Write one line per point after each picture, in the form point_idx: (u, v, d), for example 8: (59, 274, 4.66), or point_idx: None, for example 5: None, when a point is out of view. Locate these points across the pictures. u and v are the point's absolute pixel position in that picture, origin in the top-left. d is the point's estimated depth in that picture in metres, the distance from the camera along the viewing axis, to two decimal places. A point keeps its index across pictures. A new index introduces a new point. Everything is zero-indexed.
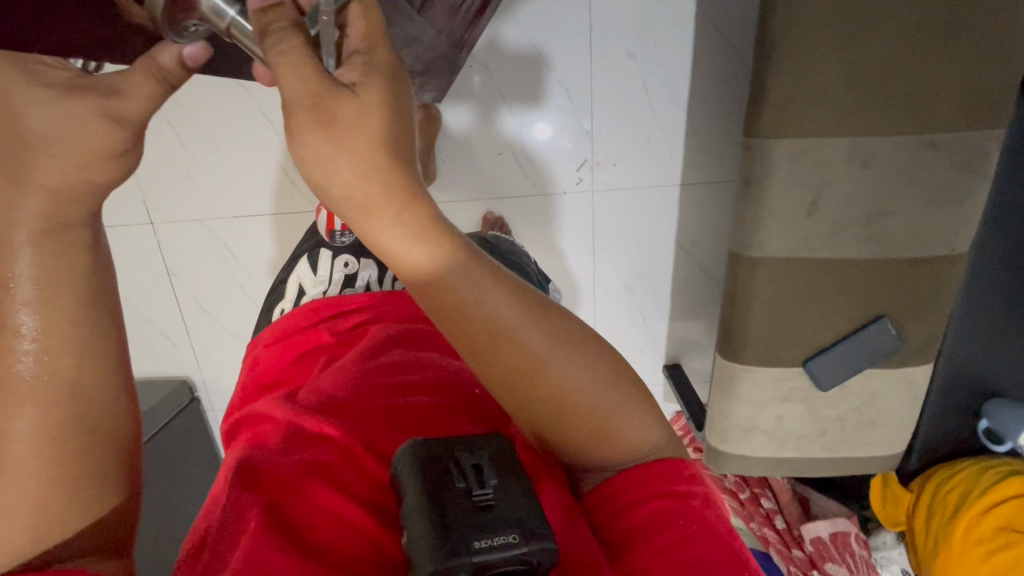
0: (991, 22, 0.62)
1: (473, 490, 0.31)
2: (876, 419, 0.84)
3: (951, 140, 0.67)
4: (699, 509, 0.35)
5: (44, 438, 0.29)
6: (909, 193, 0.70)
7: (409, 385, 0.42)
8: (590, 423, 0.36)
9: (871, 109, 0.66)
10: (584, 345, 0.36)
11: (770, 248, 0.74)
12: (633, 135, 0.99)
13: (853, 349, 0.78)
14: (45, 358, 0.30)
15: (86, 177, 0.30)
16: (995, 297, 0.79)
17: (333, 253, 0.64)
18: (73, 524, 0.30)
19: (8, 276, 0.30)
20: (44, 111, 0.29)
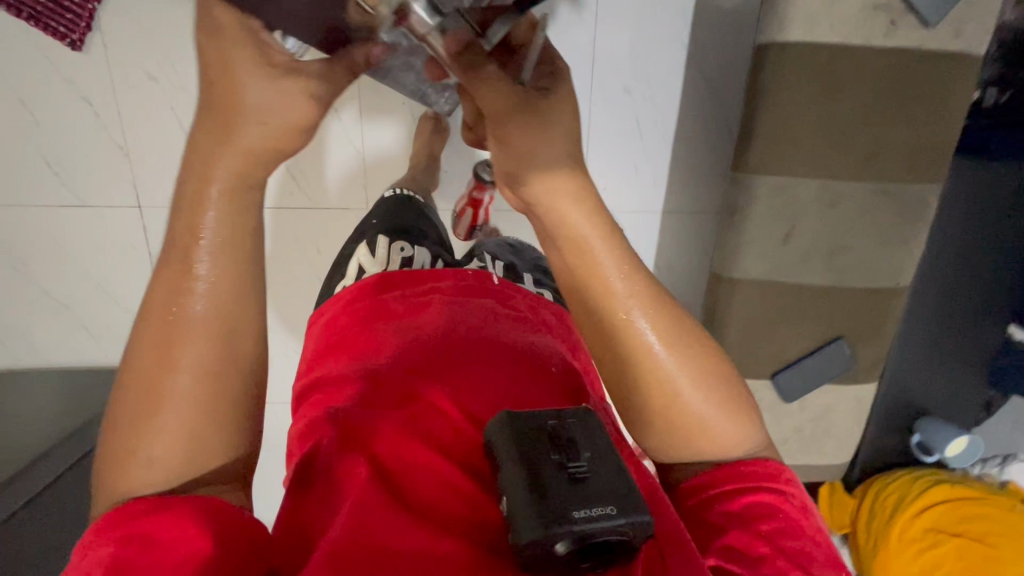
0: (934, 95, 0.75)
1: (569, 464, 0.36)
2: (829, 431, 0.94)
3: (900, 190, 0.79)
4: (796, 509, 0.39)
5: (202, 375, 0.37)
6: (865, 232, 0.81)
7: (490, 355, 0.46)
8: (695, 407, 0.41)
9: (837, 157, 0.77)
10: (696, 340, 0.42)
11: (749, 271, 0.83)
12: (623, 163, 1.08)
13: (812, 365, 0.88)
14: (211, 303, 0.38)
15: (280, 147, 0.35)
16: (928, 327, 0.91)
17: (391, 240, 0.68)
18: (216, 445, 0.38)
19: (197, 228, 0.37)
20: (265, 87, 0.33)
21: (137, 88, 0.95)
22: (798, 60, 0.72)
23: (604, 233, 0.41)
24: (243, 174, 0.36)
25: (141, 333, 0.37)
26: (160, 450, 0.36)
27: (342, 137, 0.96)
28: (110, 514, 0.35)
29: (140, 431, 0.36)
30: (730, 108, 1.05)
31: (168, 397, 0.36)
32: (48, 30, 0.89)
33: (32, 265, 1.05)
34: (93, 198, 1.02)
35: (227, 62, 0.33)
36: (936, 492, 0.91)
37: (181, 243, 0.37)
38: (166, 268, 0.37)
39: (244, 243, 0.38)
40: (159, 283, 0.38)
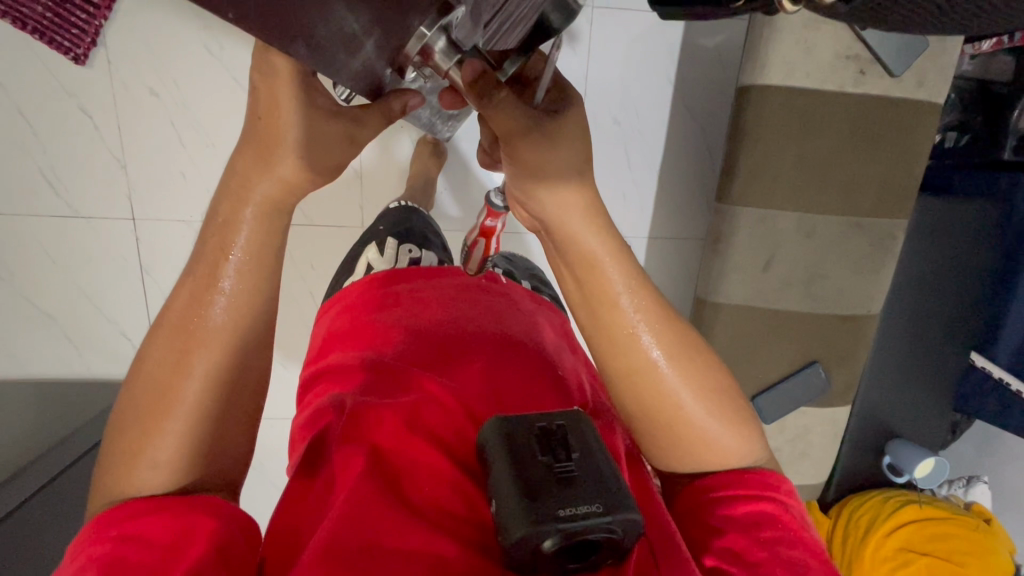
0: (900, 137, 0.81)
1: (558, 464, 0.38)
2: (806, 451, 0.98)
3: (871, 223, 0.84)
4: (793, 519, 0.42)
5: (211, 387, 0.39)
6: (840, 262, 0.86)
7: (488, 363, 0.49)
8: (694, 423, 0.44)
9: (813, 191, 0.83)
10: (694, 356, 0.45)
11: (731, 297, 0.88)
12: (612, 190, 1.13)
13: (791, 387, 0.92)
14: (232, 314, 0.40)
15: (311, 180, 0.39)
16: (897, 353, 0.97)
17: (399, 241, 0.74)
18: (209, 461, 0.39)
19: (228, 246, 0.39)
20: (305, 125, 0.37)
21: (138, 103, 0.96)
22: (778, 101, 0.78)
23: (618, 255, 0.43)
24: (276, 200, 0.39)
25: (158, 341, 0.39)
26: (168, 451, 0.38)
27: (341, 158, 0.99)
28: (113, 510, 0.36)
29: (142, 440, 0.37)
30: (714, 141, 1.11)
31: (177, 408, 0.38)
32: (53, 44, 0.90)
33: (19, 273, 1.04)
34: (87, 208, 1.02)
35: (271, 101, 0.36)
36: (907, 512, 0.95)
37: (211, 258, 0.39)
38: (190, 280, 0.40)
39: (269, 263, 0.40)
40: (183, 291, 0.40)
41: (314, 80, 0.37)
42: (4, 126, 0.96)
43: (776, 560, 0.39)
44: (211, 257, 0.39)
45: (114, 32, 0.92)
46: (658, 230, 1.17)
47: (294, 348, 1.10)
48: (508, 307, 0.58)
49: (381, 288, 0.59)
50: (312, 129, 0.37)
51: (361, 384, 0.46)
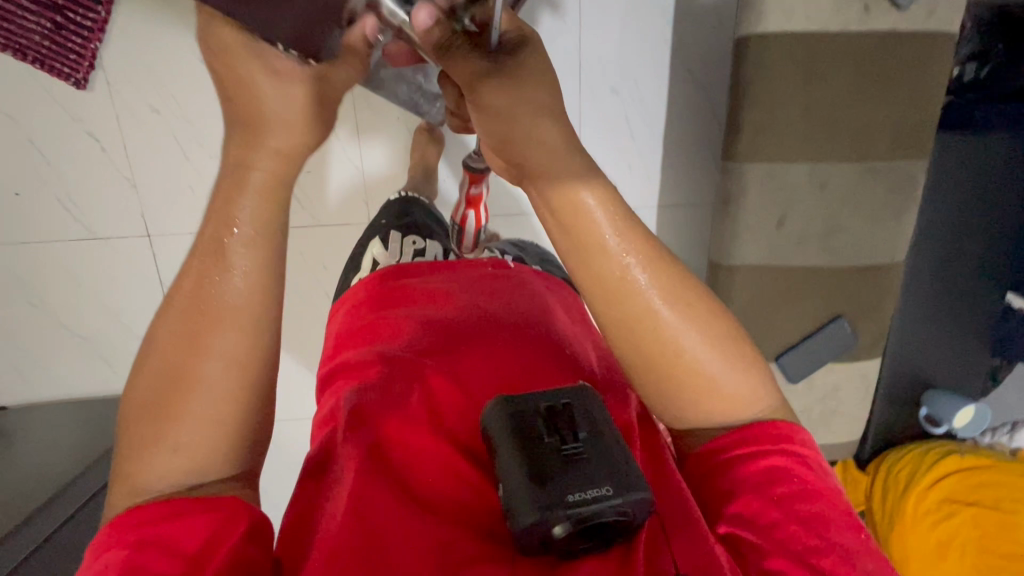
0: (914, 74, 0.77)
1: (565, 447, 0.38)
2: (838, 409, 0.96)
3: (888, 168, 0.81)
4: (810, 473, 0.41)
5: (231, 367, 0.39)
6: (857, 212, 0.83)
7: (493, 348, 0.49)
8: (699, 374, 0.43)
9: (824, 140, 0.79)
10: (693, 303, 0.43)
11: (746, 257, 0.85)
12: (616, 161, 1.11)
13: (817, 344, 0.89)
14: (247, 290, 0.40)
15: (304, 144, 0.39)
16: (927, 301, 0.93)
17: (402, 234, 0.75)
18: (229, 444, 0.40)
19: (232, 221, 0.39)
20: (278, 90, 0.36)
21: (141, 121, 0.98)
22: (779, 49, 0.75)
23: (616, 214, 0.42)
24: (278, 174, 0.39)
25: (174, 322, 0.40)
26: (191, 439, 0.39)
27: (341, 155, 0.99)
28: (140, 507, 0.37)
29: (165, 421, 0.38)
30: (718, 101, 1.08)
31: (197, 387, 0.39)
32: (54, 71, 0.92)
33: (47, 298, 1.08)
34: (104, 229, 1.04)
35: (231, 65, 0.36)
36: (947, 463, 0.92)
37: (214, 234, 0.39)
38: (198, 259, 0.40)
39: (278, 238, 0.40)
40: (192, 269, 0.40)
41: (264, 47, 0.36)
42: (18, 156, 0.98)
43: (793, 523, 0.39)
44: (211, 234, 0.39)
45: (109, 52, 0.93)
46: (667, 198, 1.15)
47: (314, 347, 1.12)
48: (513, 290, 0.57)
49: (385, 282, 0.58)
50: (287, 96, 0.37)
51: (369, 377, 0.47)
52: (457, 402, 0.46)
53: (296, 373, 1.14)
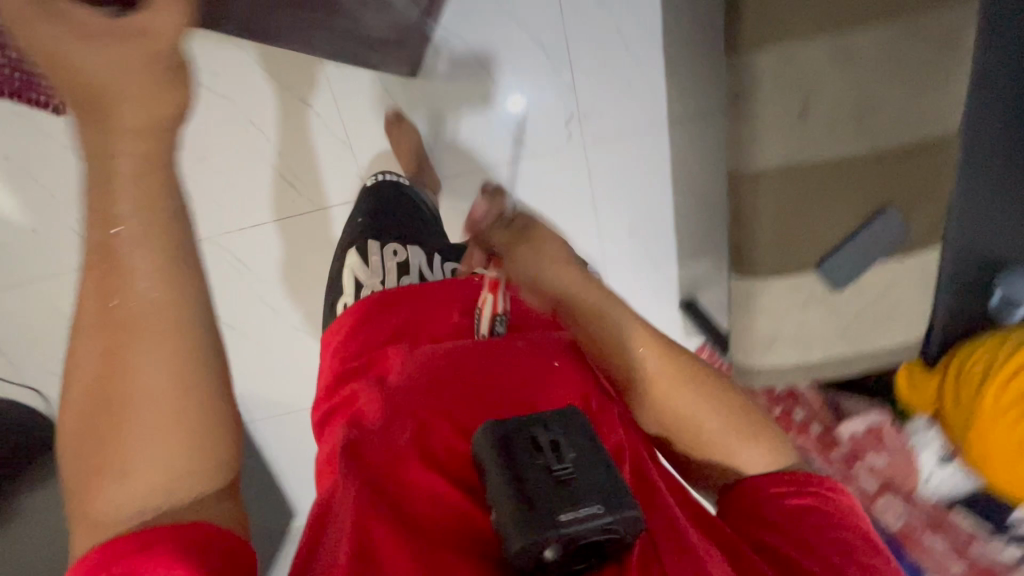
0: None
1: (555, 465, 0.36)
2: (894, 310, 0.87)
3: (928, 23, 0.69)
4: (845, 513, 0.47)
5: (171, 378, 0.33)
6: (896, 84, 0.72)
7: (483, 366, 0.47)
8: (717, 440, 0.50)
9: (846, 4, 0.68)
10: (699, 378, 0.51)
11: (769, 160, 0.75)
12: (616, 82, 1.05)
13: (862, 244, 0.80)
14: (161, 288, 0.33)
15: (159, 110, 0.33)
16: (992, 173, 0.81)
17: (381, 243, 0.75)
18: (194, 465, 0.33)
19: (114, 217, 0.32)
20: (95, 56, 0.32)
21: None
22: None
23: (619, 309, 0.51)
24: (150, 158, 0.33)
25: (86, 344, 0.33)
26: (141, 461, 0.32)
27: (326, 131, 0.97)
28: (103, 548, 0.31)
29: (105, 455, 0.32)
30: None
31: (132, 410, 0.32)
32: None
33: None
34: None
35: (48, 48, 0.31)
36: None
37: (99, 239, 0.33)
38: (92, 271, 0.33)
39: (178, 225, 0.34)
40: (89, 288, 0.33)
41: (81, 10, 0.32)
42: None
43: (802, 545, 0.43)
44: (96, 235, 0.33)
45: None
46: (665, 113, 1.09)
47: None
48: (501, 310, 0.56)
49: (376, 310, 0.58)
50: (110, 57, 0.32)
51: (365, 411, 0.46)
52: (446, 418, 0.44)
53: None
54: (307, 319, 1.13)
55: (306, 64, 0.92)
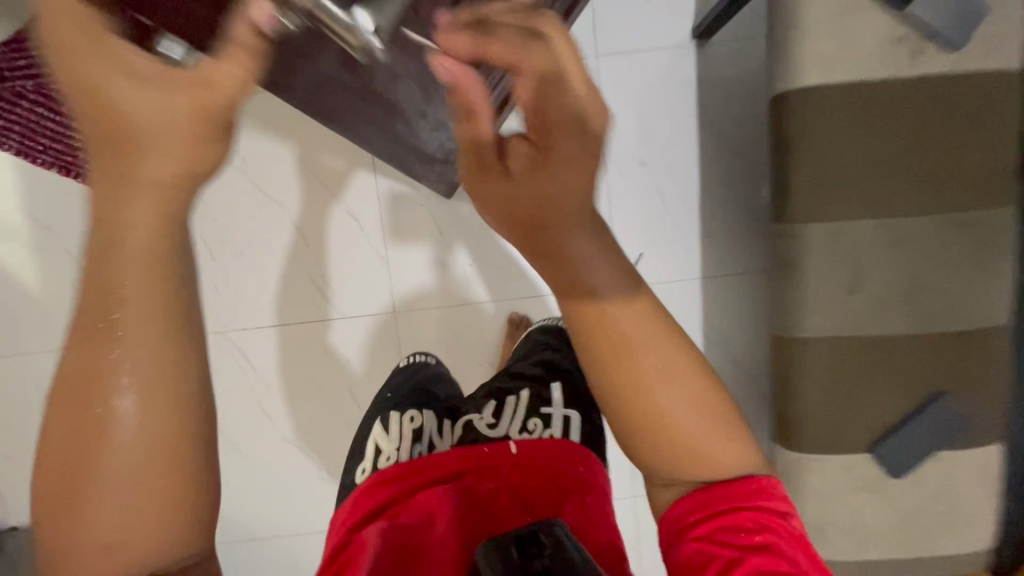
0: (974, 115, 0.68)
1: (530, 558, 0.40)
2: (956, 506, 0.78)
3: (970, 219, 0.70)
4: (774, 518, 0.45)
5: (145, 445, 0.33)
6: (938, 270, 0.72)
7: (481, 509, 0.53)
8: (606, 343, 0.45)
9: (895, 193, 0.70)
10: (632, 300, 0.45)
11: (815, 328, 0.74)
12: (651, 234, 1.10)
13: (924, 430, 0.74)
14: (139, 380, 0.33)
15: (192, 168, 0.34)
16: None
17: (402, 411, 0.76)
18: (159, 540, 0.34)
19: (116, 286, 0.33)
20: (141, 94, 0.32)
21: None
22: (821, 101, 0.68)
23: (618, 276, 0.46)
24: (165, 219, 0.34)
25: (49, 417, 0.33)
26: (106, 506, 0.33)
27: (366, 247, 1.04)
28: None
29: (72, 504, 0.33)
30: (750, 159, 1.08)
31: (95, 479, 0.33)
32: None
33: None
34: None
35: (95, 90, 0.32)
36: None
37: (98, 303, 0.33)
38: (80, 346, 0.33)
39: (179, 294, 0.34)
40: (75, 337, 0.33)
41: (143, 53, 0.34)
42: (51, 268, 1.04)
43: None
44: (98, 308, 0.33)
45: None
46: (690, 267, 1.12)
47: (335, 445, 1.10)
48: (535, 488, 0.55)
49: (384, 487, 0.59)
50: (161, 103, 0.33)
51: (364, 547, 0.49)
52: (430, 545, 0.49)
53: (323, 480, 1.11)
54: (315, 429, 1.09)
55: (364, 184, 1.02)
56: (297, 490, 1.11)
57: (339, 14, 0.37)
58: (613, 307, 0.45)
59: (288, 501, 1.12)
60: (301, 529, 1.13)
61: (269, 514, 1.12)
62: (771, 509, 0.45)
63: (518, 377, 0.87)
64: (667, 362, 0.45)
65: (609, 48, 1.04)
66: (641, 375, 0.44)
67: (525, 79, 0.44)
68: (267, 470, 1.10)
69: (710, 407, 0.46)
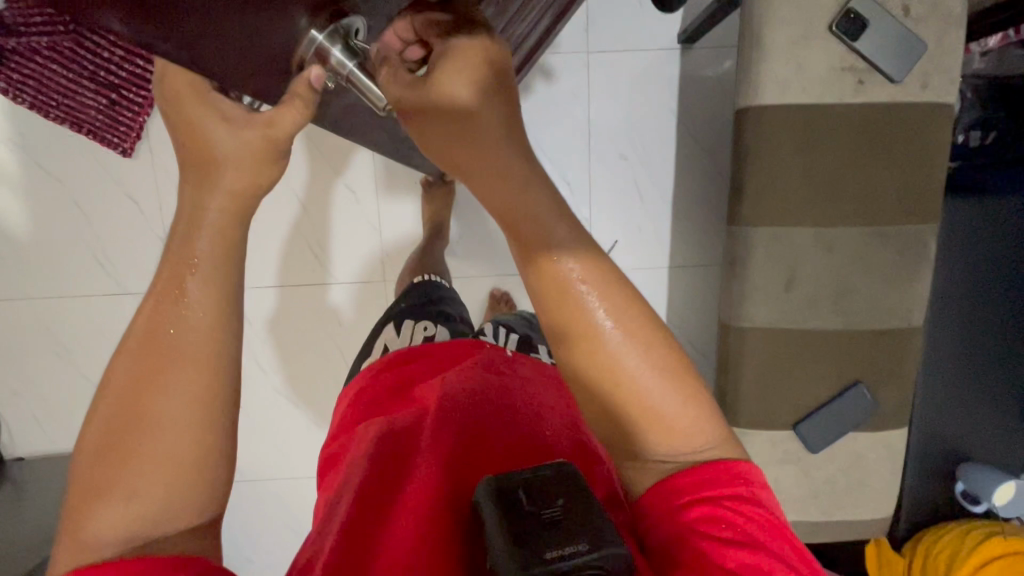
0: (908, 140, 0.77)
1: (542, 511, 0.39)
2: (864, 481, 0.90)
3: (897, 232, 0.80)
4: (755, 507, 0.40)
5: (187, 406, 0.40)
6: (866, 275, 0.81)
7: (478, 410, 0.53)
8: (573, 310, 0.44)
9: (833, 206, 0.79)
10: (615, 295, 0.44)
11: (756, 319, 0.84)
12: (627, 224, 1.20)
13: (837, 412, 0.86)
14: (194, 343, 0.41)
15: (254, 180, 0.40)
16: (949, 381, 0.92)
17: (415, 319, 0.82)
18: (189, 486, 0.41)
19: (191, 257, 0.40)
20: (229, 138, 0.38)
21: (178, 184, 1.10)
22: (776, 119, 0.77)
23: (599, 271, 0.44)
24: (232, 212, 0.40)
25: (116, 362, 0.41)
26: (145, 458, 0.40)
27: (362, 218, 1.11)
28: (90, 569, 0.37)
29: (122, 454, 0.39)
30: (721, 158, 1.17)
31: (145, 426, 0.40)
32: (103, 141, 1.05)
33: (78, 353, 1.16)
34: (116, 279, 1.13)
35: (189, 124, 0.38)
36: (992, 545, 0.86)
37: (170, 269, 0.40)
38: (152, 298, 0.41)
39: (231, 267, 0.41)
40: (148, 300, 0.41)
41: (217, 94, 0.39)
42: (63, 218, 1.10)
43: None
44: (170, 273, 0.40)
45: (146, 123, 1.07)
46: (659, 257, 1.22)
47: (323, 398, 1.20)
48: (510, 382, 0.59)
49: (391, 368, 0.64)
50: (239, 139, 0.38)
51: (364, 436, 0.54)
52: (421, 462, 0.48)
53: (313, 430, 1.21)
54: (307, 384, 1.18)
55: (362, 161, 1.08)
56: (288, 438, 1.21)
57: (347, 61, 0.42)
58: (565, 259, 0.43)
59: (279, 449, 1.22)
60: (290, 473, 1.23)
61: (261, 459, 1.22)
62: (751, 497, 0.41)
63: (524, 323, 0.88)
64: (648, 360, 0.43)
65: (601, 46, 1.10)
66: (610, 363, 0.43)
67: (465, 65, 0.42)
68: (260, 419, 1.20)
69: (688, 397, 0.44)
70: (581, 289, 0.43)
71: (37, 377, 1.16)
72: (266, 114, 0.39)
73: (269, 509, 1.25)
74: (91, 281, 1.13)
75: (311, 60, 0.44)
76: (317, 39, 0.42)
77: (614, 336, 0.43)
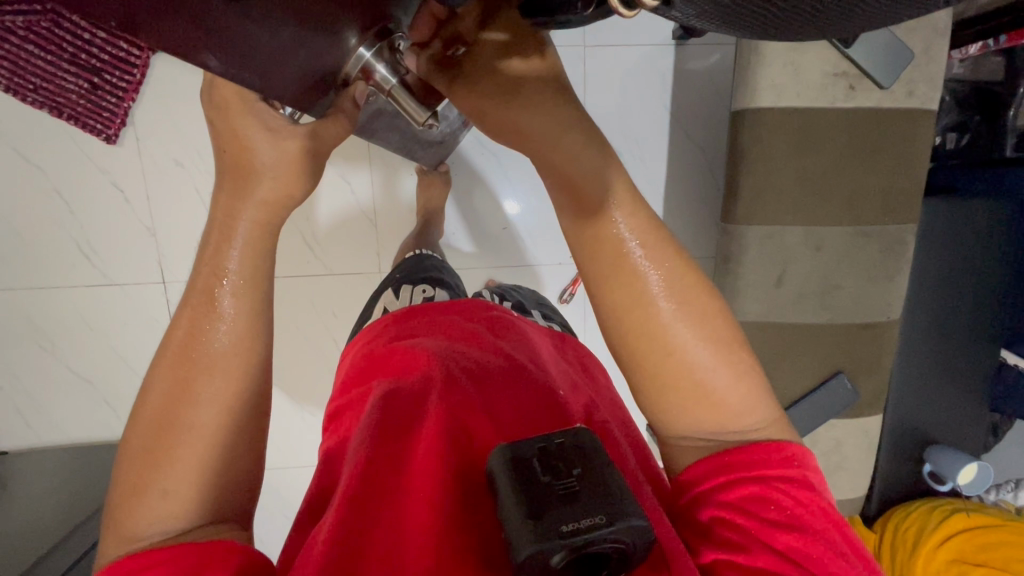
0: (894, 143, 0.81)
1: (559, 481, 0.40)
2: (842, 464, 0.96)
3: (880, 231, 0.84)
4: (801, 491, 0.42)
5: (220, 408, 0.41)
6: (851, 273, 0.86)
7: (491, 377, 0.54)
8: (637, 285, 0.45)
9: (822, 206, 0.83)
10: (677, 268, 0.46)
11: (747, 313, 0.88)
12: None
13: (821, 401, 0.90)
14: (230, 343, 0.42)
15: (290, 194, 0.41)
16: (921, 370, 0.98)
17: (412, 285, 0.81)
18: (223, 479, 0.41)
19: (223, 269, 0.41)
20: (270, 150, 0.39)
21: (167, 175, 1.07)
22: (773, 121, 0.80)
23: (651, 239, 0.46)
24: (266, 223, 0.41)
25: (152, 373, 0.42)
26: (181, 458, 0.39)
27: (357, 210, 1.11)
28: (123, 559, 0.36)
29: (154, 461, 0.39)
30: (711, 153, 1.20)
31: (177, 430, 0.40)
32: (87, 127, 1.01)
33: (62, 344, 1.13)
34: (102, 269, 1.10)
35: (230, 137, 0.39)
36: (953, 521, 0.93)
37: (206, 280, 0.41)
38: (187, 309, 0.42)
39: (261, 279, 0.43)
40: (184, 310, 0.42)
41: (265, 107, 0.38)
42: (43, 206, 1.06)
43: (792, 566, 0.39)
44: (203, 284, 0.41)
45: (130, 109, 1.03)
46: None
47: (319, 388, 1.20)
48: (512, 344, 0.60)
49: (397, 324, 0.64)
50: (278, 151, 0.39)
51: (370, 389, 0.54)
52: (434, 421, 0.48)
53: (307, 420, 1.21)
54: (302, 374, 1.18)
55: (358, 152, 1.07)
56: (282, 428, 1.21)
57: (392, 77, 0.38)
58: (621, 226, 0.45)
59: (275, 438, 1.22)
60: (284, 463, 1.24)
61: None
62: (801, 480, 0.43)
63: (527, 294, 0.85)
64: (699, 335, 0.46)
65: (598, 39, 1.11)
66: (663, 336, 0.45)
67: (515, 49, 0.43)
68: None
69: (734, 359, 0.46)
70: (636, 257, 0.45)
71: (19, 369, 1.13)
72: (310, 126, 0.39)
73: (262, 498, 1.26)
74: (75, 272, 1.10)
75: (356, 76, 0.39)
76: (366, 56, 0.37)
77: (666, 310, 0.45)
